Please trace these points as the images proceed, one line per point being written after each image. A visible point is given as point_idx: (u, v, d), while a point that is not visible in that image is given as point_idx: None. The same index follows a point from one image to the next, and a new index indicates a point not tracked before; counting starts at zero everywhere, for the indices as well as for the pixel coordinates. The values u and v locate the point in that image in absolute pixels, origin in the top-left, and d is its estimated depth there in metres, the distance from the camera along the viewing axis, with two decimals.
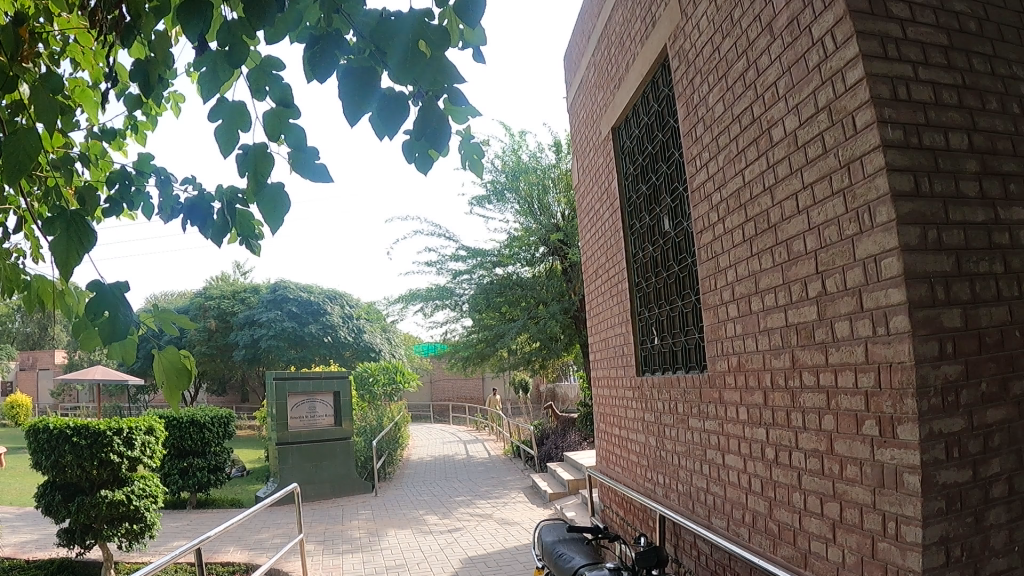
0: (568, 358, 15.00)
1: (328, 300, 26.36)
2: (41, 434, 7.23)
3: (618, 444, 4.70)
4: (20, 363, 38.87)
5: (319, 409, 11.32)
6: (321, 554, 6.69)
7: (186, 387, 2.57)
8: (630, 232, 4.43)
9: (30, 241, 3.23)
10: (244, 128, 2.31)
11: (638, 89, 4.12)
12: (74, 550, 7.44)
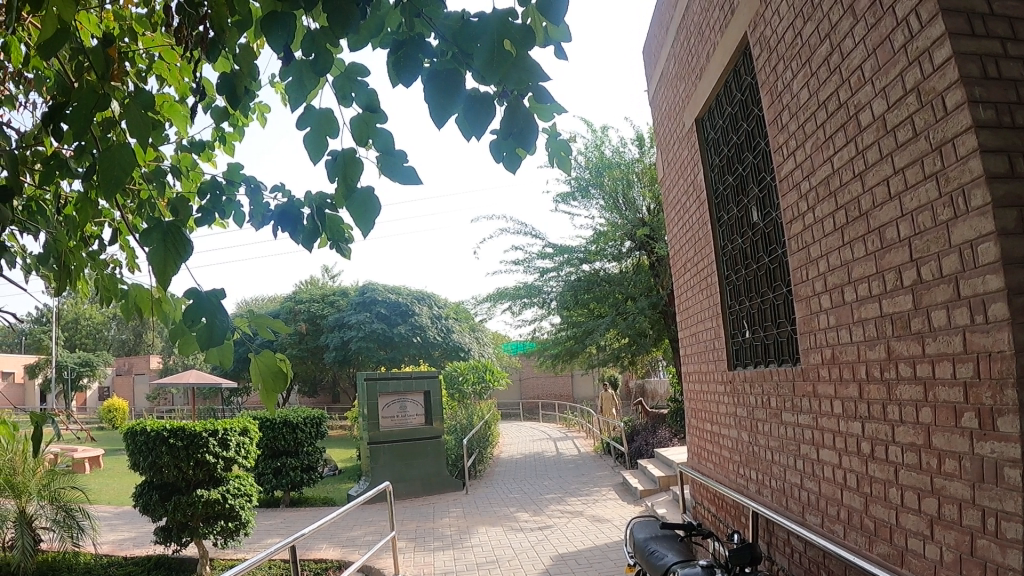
0: (657, 353, 14.86)
1: (418, 301, 26.64)
2: (140, 436, 7.46)
3: (710, 440, 4.62)
4: (117, 369, 40.70)
5: (409, 408, 11.45)
6: (411, 551, 6.76)
7: (282, 388, 2.61)
8: (718, 223, 4.35)
9: (127, 251, 3.37)
10: (332, 134, 2.35)
11: (721, 79, 4.04)
12: (173, 547, 7.69)
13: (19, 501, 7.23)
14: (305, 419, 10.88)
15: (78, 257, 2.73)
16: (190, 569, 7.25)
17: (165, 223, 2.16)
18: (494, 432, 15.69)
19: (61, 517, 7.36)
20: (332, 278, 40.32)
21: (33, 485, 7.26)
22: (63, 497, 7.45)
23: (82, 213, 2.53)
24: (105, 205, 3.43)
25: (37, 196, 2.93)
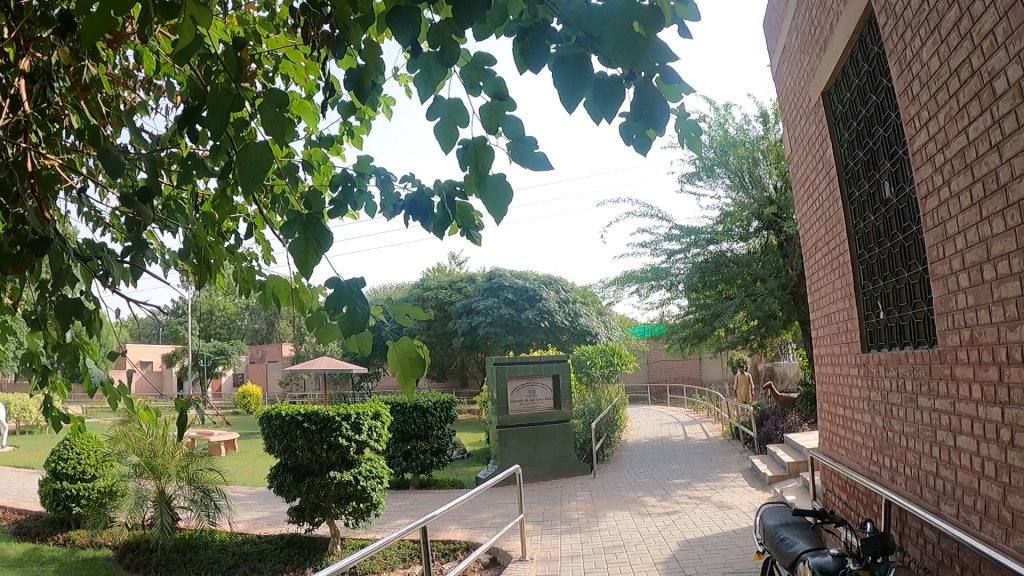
0: (786, 335, 14.49)
1: (545, 285, 26.73)
2: (275, 420, 7.84)
3: (843, 426, 4.46)
4: (252, 357, 42.82)
5: (538, 392, 11.54)
6: (539, 533, 6.84)
7: (421, 374, 2.42)
8: (849, 200, 4.19)
9: (262, 243, 3.50)
10: (463, 123, 2.15)
11: (846, 51, 3.88)
12: (304, 527, 8.03)
13: (160, 482, 7.65)
14: (435, 403, 11.15)
15: (217, 250, 2.86)
16: (323, 547, 7.54)
17: (302, 216, 2.02)
18: (622, 416, 15.62)
19: (198, 497, 7.70)
20: (458, 265, 41.07)
21: (173, 468, 7.66)
22: (201, 478, 7.79)
23: (220, 209, 2.66)
24: (241, 201, 3.58)
25: (175, 194, 3.12)
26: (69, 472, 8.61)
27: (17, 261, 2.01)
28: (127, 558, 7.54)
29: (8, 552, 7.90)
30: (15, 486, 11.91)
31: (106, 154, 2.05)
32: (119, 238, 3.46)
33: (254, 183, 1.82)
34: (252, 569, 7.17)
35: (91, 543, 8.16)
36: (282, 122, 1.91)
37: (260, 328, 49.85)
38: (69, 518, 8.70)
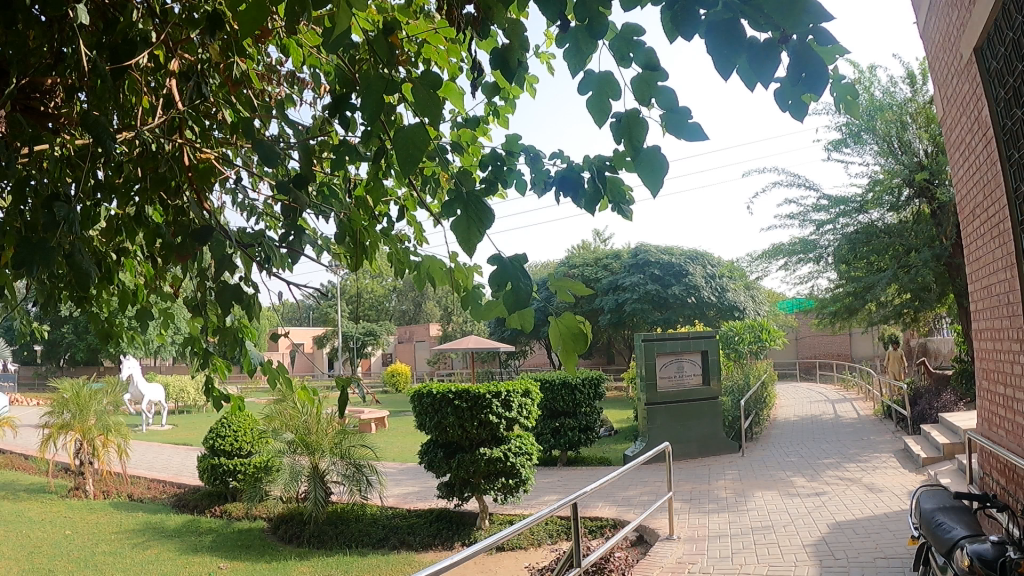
0: (942, 309, 13.86)
1: (690, 260, 26.20)
2: (426, 398, 8.09)
3: (1003, 405, 4.26)
4: (401, 337, 44.19)
5: (686, 368, 11.43)
6: (686, 512, 6.82)
7: (583, 351, 1.91)
8: (1008, 162, 3.95)
9: (414, 225, 3.52)
10: (614, 95, 1.87)
11: (998, 3, 3.66)
12: (452, 502, 8.23)
13: (313, 458, 7.94)
14: (584, 380, 11.16)
15: (371, 234, 2.87)
16: (471, 522, 7.74)
17: (464, 191, 1.68)
18: (771, 393, 15.28)
19: (350, 472, 7.93)
20: (602, 242, 41.15)
21: (326, 444, 7.91)
22: (354, 454, 8.00)
23: (374, 195, 2.70)
24: (392, 184, 3.60)
25: (327, 180, 3.21)
26: (226, 448, 9.08)
27: (181, 250, 2.11)
28: (282, 530, 7.91)
29: (172, 523, 8.45)
30: (177, 461, 12.70)
31: (264, 145, 1.97)
32: (273, 227, 3.62)
33: (412, 167, 1.47)
34: (402, 543, 7.43)
35: (246, 516, 8.63)
36: (438, 101, 1.55)
37: (407, 308, 51.23)
38: (226, 491, 9.19)
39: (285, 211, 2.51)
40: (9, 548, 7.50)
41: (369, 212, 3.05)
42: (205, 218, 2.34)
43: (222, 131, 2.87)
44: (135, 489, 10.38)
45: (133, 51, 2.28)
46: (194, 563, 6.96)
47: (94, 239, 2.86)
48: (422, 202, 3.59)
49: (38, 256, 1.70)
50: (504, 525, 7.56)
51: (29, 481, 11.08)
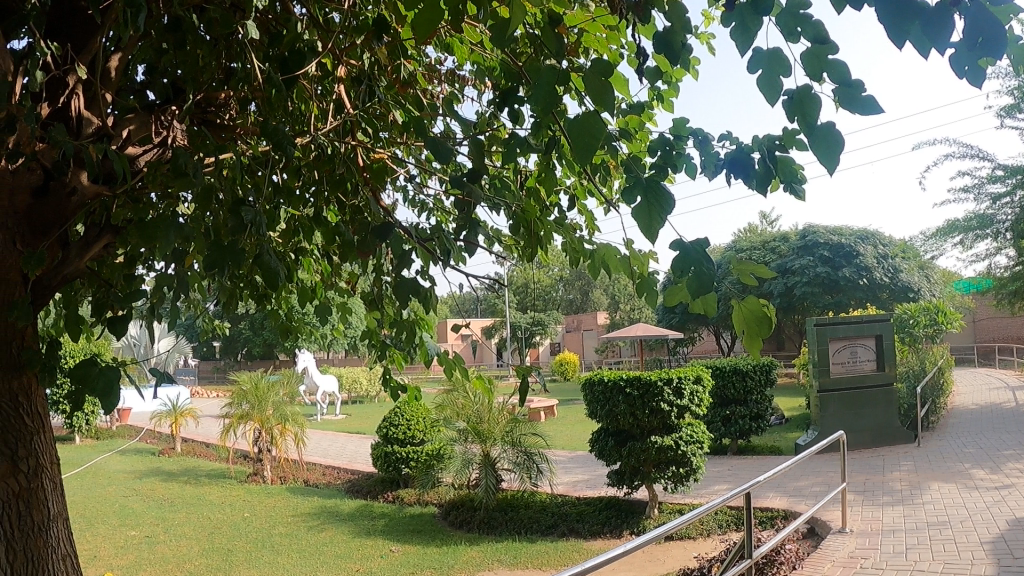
0: None
1: (860, 240, 25.22)
2: (598, 385, 8.17)
3: None
4: (569, 326, 44.75)
5: (860, 354, 11.06)
6: (859, 505, 6.60)
7: (769, 336, 1.86)
8: None
9: (586, 215, 3.44)
10: (785, 72, 1.61)
11: None
12: (622, 491, 8.31)
13: (484, 445, 8.15)
14: (755, 367, 10.92)
15: (550, 225, 2.84)
16: (640, 510, 7.78)
17: (646, 178, 1.63)
18: (950, 379, 14.61)
19: (522, 460, 7.98)
20: (768, 224, 40.22)
21: (498, 432, 8.06)
22: (525, 442, 8.08)
23: (545, 185, 2.70)
24: (560, 173, 3.54)
25: (499, 173, 3.22)
26: (400, 436, 9.36)
27: (363, 247, 2.21)
28: (452, 516, 8.10)
29: (347, 508, 8.81)
30: (352, 449, 13.21)
31: (437, 142, 2.02)
32: (444, 222, 3.72)
33: (588, 156, 1.49)
34: (570, 530, 7.52)
35: (417, 501, 8.88)
36: (611, 88, 1.56)
37: (572, 298, 51.54)
38: (398, 478, 9.47)
39: (456, 205, 2.57)
40: (193, 529, 7.97)
41: (542, 202, 3.08)
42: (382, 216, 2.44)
43: (390, 131, 2.97)
44: (311, 475, 10.87)
45: (302, 61, 2.36)
46: (367, 546, 7.23)
47: (274, 242, 3.02)
48: (594, 190, 3.47)
49: (228, 258, 1.81)
50: (673, 514, 7.53)
51: (212, 467, 11.75)
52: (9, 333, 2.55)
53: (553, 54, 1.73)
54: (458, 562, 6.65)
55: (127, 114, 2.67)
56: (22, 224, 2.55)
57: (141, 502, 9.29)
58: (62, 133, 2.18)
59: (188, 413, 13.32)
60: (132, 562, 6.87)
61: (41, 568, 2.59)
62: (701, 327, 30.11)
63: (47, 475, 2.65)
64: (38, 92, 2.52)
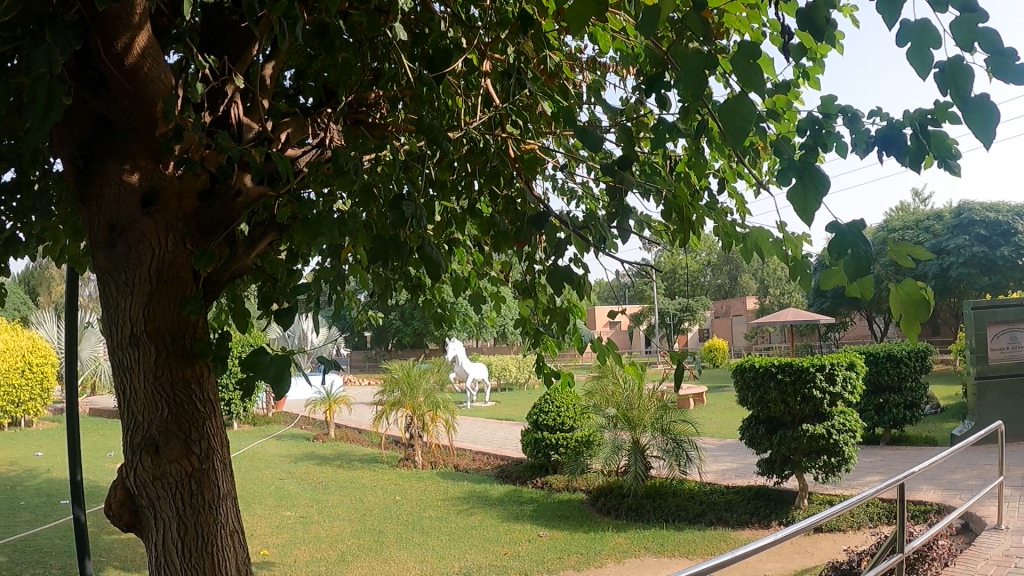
0: None
1: (1020, 217, 23.84)
2: (749, 372, 8.01)
3: None
4: (715, 312, 44.16)
5: (1022, 339, 10.43)
6: (1019, 500, 6.27)
7: (928, 319, 1.79)
8: None
9: (736, 197, 3.39)
10: (935, 45, 1.44)
11: None
12: (772, 480, 8.15)
13: (635, 432, 8.08)
14: (910, 353, 10.49)
15: (701, 209, 2.83)
16: (790, 499, 7.63)
17: (799, 160, 1.60)
18: None
19: (671, 447, 7.92)
20: (921, 202, 38.49)
21: (647, 419, 7.98)
22: (675, 429, 7.98)
23: (696, 170, 2.66)
24: (708, 156, 3.49)
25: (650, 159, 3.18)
26: (550, 423, 9.42)
27: (518, 237, 2.26)
28: (600, 503, 8.13)
29: (496, 493, 8.97)
30: (500, 436, 13.42)
31: (585, 130, 2.04)
32: (593, 209, 3.73)
33: (740, 139, 1.47)
34: (719, 519, 7.42)
35: (566, 488, 8.95)
36: (761, 70, 1.52)
37: (719, 283, 50.80)
38: (547, 464, 9.55)
39: (607, 192, 2.57)
40: (345, 510, 8.28)
41: (692, 187, 3.05)
42: (532, 205, 2.49)
43: (537, 123, 2.99)
44: (460, 461, 11.11)
45: (448, 58, 2.40)
46: (515, 530, 7.34)
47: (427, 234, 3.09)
48: (744, 171, 3.40)
49: (390, 251, 1.89)
50: (823, 505, 7.34)
51: (364, 452, 12.16)
52: (182, 325, 2.65)
53: (702, 41, 1.69)
54: (605, 548, 6.67)
55: (284, 117, 2.78)
56: (193, 224, 2.70)
57: (297, 484, 9.71)
58: (226, 139, 2.29)
59: (341, 400, 13.81)
60: (289, 541, 7.17)
61: (211, 544, 2.65)
62: (851, 311, 29.13)
63: (217, 457, 2.73)
64: (201, 101, 2.64)
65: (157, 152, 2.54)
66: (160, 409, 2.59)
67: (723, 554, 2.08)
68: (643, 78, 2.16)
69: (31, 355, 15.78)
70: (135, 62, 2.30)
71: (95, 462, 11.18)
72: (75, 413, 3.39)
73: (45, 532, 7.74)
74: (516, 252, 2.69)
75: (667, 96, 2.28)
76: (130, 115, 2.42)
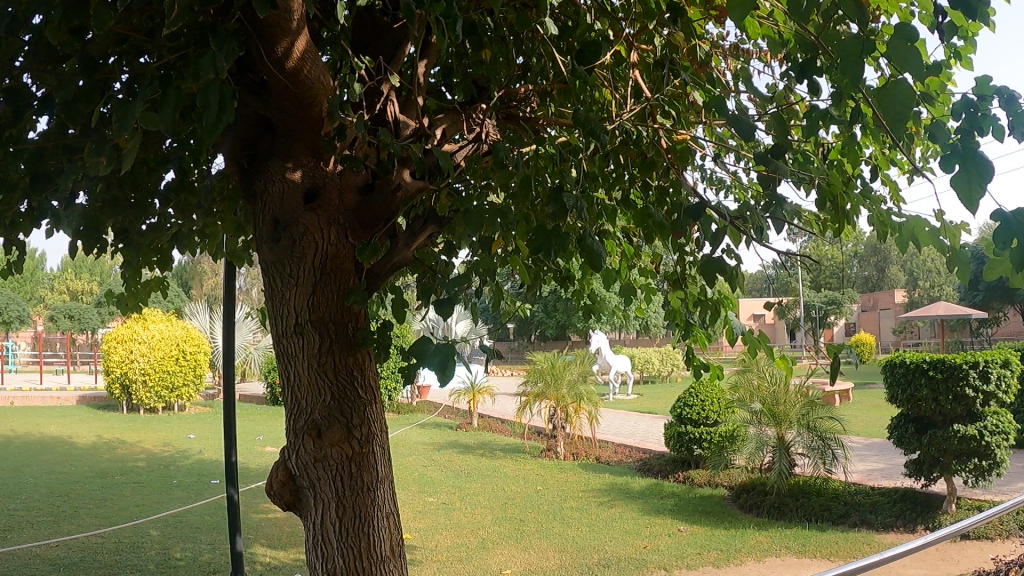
0: None
1: None
2: (900, 367, 7.69)
3: None
4: (862, 304, 42.69)
5: None
6: None
7: None
8: None
9: (889, 184, 3.26)
10: None
11: None
12: (919, 482, 7.82)
13: (780, 428, 7.90)
14: None
15: (856, 198, 2.75)
16: (938, 503, 7.32)
17: (962, 145, 1.55)
18: None
19: (816, 445, 7.68)
20: None
21: (794, 415, 7.78)
22: (821, 426, 7.74)
23: (851, 157, 2.56)
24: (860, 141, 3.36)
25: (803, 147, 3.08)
26: (693, 416, 9.26)
27: (675, 228, 2.25)
28: (742, 499, 7.98)
29: (636, 486, 8.95)
30: (640, 429, 13.35)
31: (739, 119, 2.03)
32: (743, 199, 3.66)
33: (901, 125, 1.44)
34: (863, 522, 7.20)
35: (708, 483, 8.84)
36: (918, 54, 1.48)
37: (867, 275, 49.03)
38: (690, 458, 9.45)
39: (760, 181, 2.51)
40: (487, 498, 8.41)
41: (846, 175, 2.95)
42: (684, 199, 2.49)
43: (687, 114, 2.95)
44: (601, 452, 11.11)
45: (597, 52, 2.40)
46: (656, 524, 7.31)
47: (577, 225, 3.09)
48: (898, 158, 3.27)
49: (553, 242, 1.94)
50: (974, 511, 7.00)
51: (507, 442, 12.30)
52: (346, 315, 2.75)
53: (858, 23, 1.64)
54: (745, 546, 6.55)
55: (438, 114, 2.84)
56: (354, 219, 2.80)
57: (439, 471, 9.93)
58: (386, 135, 2.35)
59: (484, 391, 14.00)
60: (430, 526, 7.35)
61: (367, 525, 2.74)
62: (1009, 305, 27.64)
63: (377, 442, 2.81)
64: (358, 100, 2.72)
65: (318, 150, 2.65)
66: (323, 394, 2.69)
67: (870, 555, 1.98)
68: (795, 65, 2.12)
69: (187, 343, 16.67)
70: (295, 65, 2.35)
71: (247, 445, 11.73)
72: (233, 401, 3.54)
73: (197, 510, 8.17)
74: (670, 244, 2.66)
75: (818, 81, 2.23)
76: (294, 115, 2.52)
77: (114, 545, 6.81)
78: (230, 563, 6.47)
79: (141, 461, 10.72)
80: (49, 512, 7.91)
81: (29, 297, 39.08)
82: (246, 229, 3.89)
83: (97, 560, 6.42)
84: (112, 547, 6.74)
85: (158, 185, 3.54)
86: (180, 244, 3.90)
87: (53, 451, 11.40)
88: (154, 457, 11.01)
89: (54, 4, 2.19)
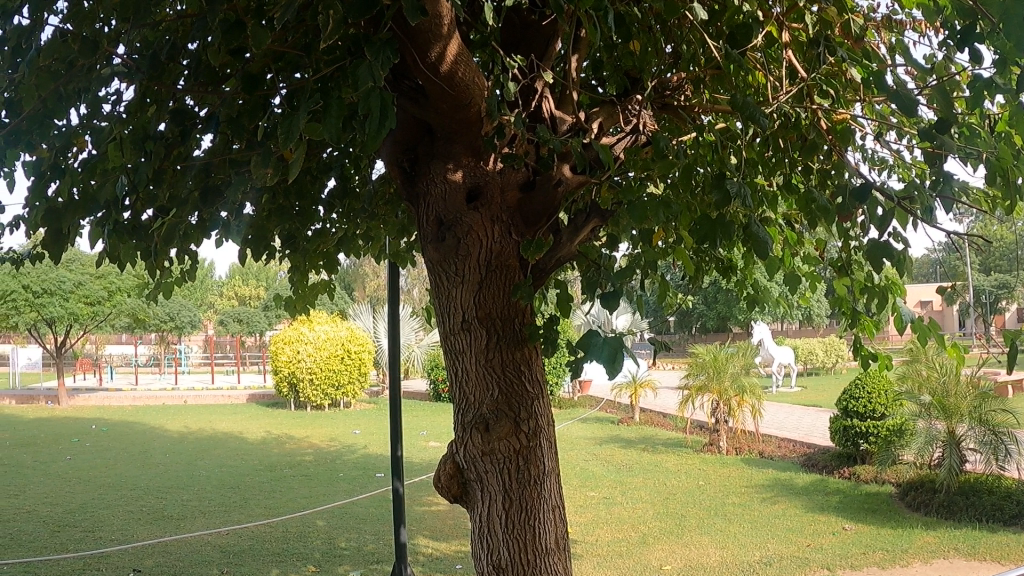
0: None
1: None
2: None
3: None
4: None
5: None
6: None
7: None
8: None
9: None
10: None
11: None
12: None
13: (950, 422, 7.54)
14: None
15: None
16: None
17: None
18: None
19: (988, 440, 7.28)
20: None
21: (964, 408, 7.43)
22: (993, 420, 7.35)
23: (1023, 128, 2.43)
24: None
25: (970, 120, 2.95)
26: (860, 410, 8.87)
27: (840, 213, 2.20)
28: (911, 497, 7.69)
29: (800, 481, 8.75)
30: (806, 423, 12.99)
31: (903, 96, 1.98)
32: (908, 179, 3.53)
33: None
34: None
35: (875, 479, 8.56)
36: None
37: None
38: (856, 454, 9.16)
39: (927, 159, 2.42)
40: (648, 493, 8.39)
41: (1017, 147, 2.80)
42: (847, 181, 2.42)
43: (845, 92, 2.87)
44: (766, 447, 10.88)
45: (751, 33, 2.38)
46: (820, 521, 7.11)
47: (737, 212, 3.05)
48: None
49: (718, 231, 1.94)
50: None
51: (668, 436, 12.20)
52: (511, 311, 2.81)
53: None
54: (912, 547, 6.29)
55: (592, 107, 2.86)
56: (517, 216, 2.84)
57: (600, 466, 9.97)
58: (544, 131, 2.38)
59: (646, 385, 13.93)
60: (590, 520, 7.40)
61: (535, 518, 2.79)
62: None
63: (543, 435, 2.86)
64: (513, 98, 2.77)
65: (478, 150, 2.71)
66: (491, 389, 2.76)
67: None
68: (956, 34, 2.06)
69: (351, 343, 17.32)
70: (451, 69, 2.40)
71: (410, 440, 12.07)
72: (400, 398, 3.66)
73: (361, 501, 8.47)
74: (835, 230, 2.59)
75: (981, 49, 2.15)
76: (452, 117, 2.58)
77: (281, 534, 7.14)
78: (392, 554, 6.67)
79: (310, 456, 11.18)
80: (221, 503, 8.37)
81: (204, 302, 41.39)
82: (406, 231, 4.02)
83: (267, 548, 6.74)
84: (280, 537, 7.07)
85: (321, 193, 3.70)
86: (345, 247, 4.07)
87: (226, 446, 12.05)
88: (321, 451, 11.48)
89: (214, 28, 2.30)
